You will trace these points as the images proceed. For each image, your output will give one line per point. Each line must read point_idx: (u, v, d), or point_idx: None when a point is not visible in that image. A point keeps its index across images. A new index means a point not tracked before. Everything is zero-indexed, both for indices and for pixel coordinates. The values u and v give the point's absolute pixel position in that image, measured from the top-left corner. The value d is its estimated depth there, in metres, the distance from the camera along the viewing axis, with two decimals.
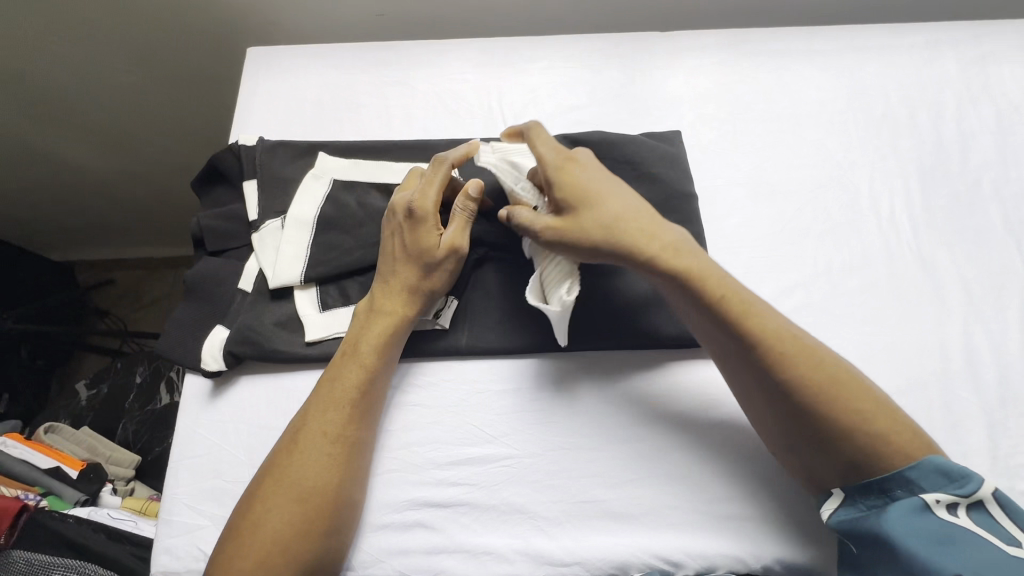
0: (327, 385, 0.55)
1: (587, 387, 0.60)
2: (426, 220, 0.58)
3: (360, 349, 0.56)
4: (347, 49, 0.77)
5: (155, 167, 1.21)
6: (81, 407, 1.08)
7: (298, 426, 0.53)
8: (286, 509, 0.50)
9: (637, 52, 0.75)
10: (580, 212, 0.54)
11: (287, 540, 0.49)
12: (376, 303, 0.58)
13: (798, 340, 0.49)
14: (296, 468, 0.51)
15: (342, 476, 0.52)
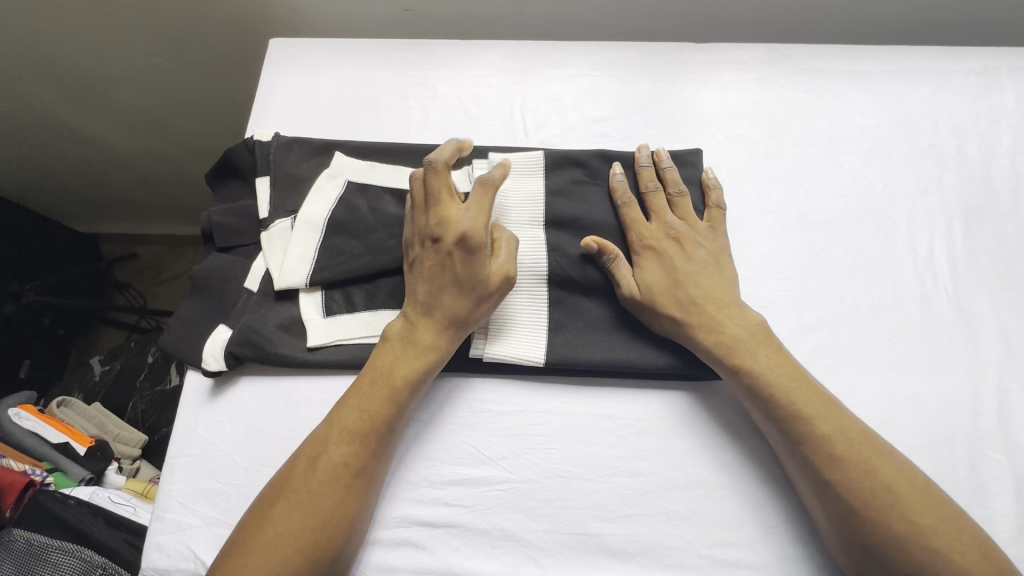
0: (350, 410, 0.53)
1: (589, 414, 0.58)
2: (479, 239, 0.55)
3: (393, 376, 0.54)
4: (370, 46, 0.75)
5: (177, 148, 1.21)
6: (94, 382, 1.10)
7: (319, 450, 0.52)
8: (296, 534, 0.49)
9: (669, 64, 0.71)
10: (676, 283, 0.56)
11: (292, 564, 0.48)
12: (413, 326, 0.56)
13: (863, 443, 0.49)
14: (312, 494, 0.50)
15: (353, 506, 0.51)
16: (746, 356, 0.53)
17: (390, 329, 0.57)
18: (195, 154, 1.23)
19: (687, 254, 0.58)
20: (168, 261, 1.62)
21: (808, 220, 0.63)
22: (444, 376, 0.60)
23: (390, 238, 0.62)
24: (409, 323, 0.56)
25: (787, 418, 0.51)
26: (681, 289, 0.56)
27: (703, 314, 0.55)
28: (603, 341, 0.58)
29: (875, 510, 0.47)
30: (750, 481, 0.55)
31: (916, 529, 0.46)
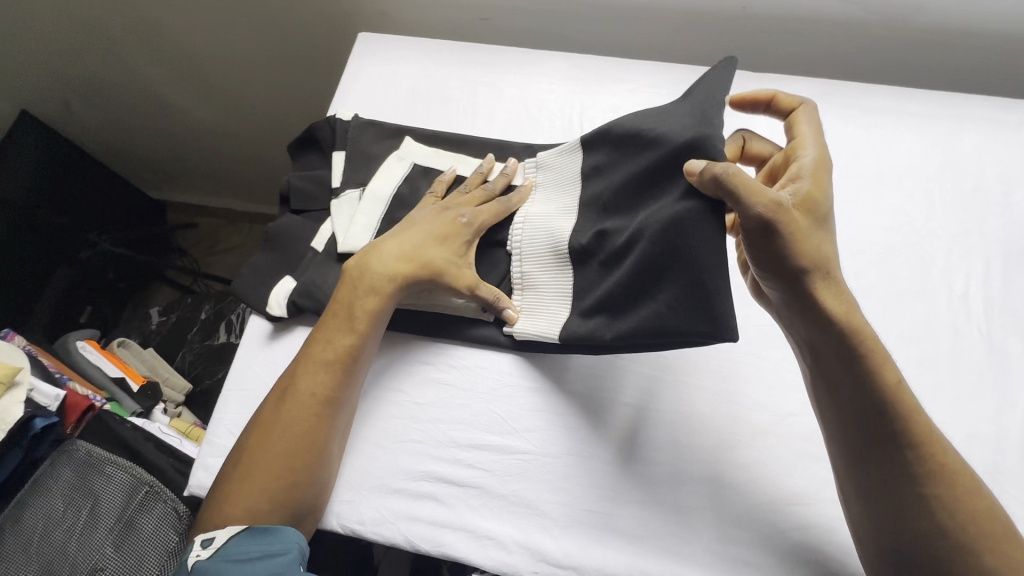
0: (319, 348, 0.59)
1: (613, 400, 0.61)
2: (454, 211, 0.64)
3: (349, 314, 0.59)
4: (448, 46, 0.82)
5: (251, 126, 1.31)
6: (151, 330, 1.19)
7: (288, 389, 0.57)
8: (274, 464, 0.54)
9: None
10: (819, 225, 0.47)
11: (271, 489, 0.54)
12: (373, 269, 0.60)
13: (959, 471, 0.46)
14: (287, 426, 0.55)
15: (321, 436, 0.56)
16: (855, 313, 0.46)
17: (348, 271, 0.62)
18: (263, 134, 1.33)
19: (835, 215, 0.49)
20: (225, 234, 1.73)
21: (845, 247, 0.65)
22: (481, 348, 0.64)
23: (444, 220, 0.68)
24: (369, 266, 0.60)
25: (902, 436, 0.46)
26: (817, 243, 0.45)
27: (835, 289, 0.46)
28: (608, 308, 0.55)
29: (910, 470, 0.46)
30: (763, 486, 0.57)
31: (948, 492, 0.45)
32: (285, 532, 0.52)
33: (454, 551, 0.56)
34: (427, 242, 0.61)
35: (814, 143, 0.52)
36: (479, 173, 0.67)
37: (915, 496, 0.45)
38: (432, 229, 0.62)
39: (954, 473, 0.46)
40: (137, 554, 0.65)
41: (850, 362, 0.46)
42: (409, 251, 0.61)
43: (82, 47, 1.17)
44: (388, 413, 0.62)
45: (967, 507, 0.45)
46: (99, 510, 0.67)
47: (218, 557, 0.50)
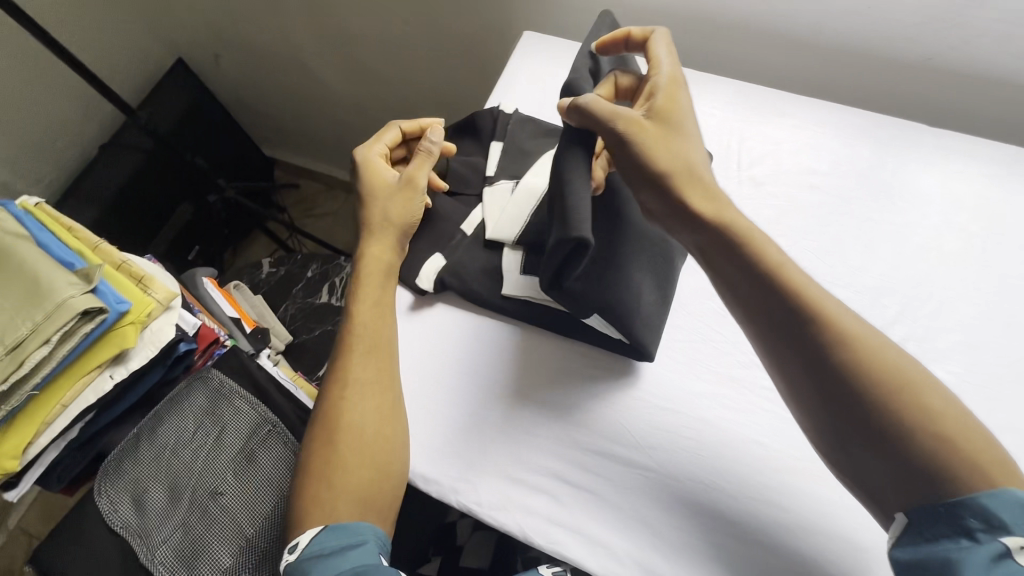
0: (364, 339, 0.62)
1: (744, 435, 0.60)
2: (370, 163, 0.70)
3: (378, 296, 0.65)
4: (611, 57, 0.83)
5: (379, 103, 1.37)
6: (260, 279, 1.26)
7: (324, 384, 0.61)
8: (352, 462, 0.55)
9: (897, 138, 0.73)
10: (670, 133, 0.56)
11: (351, 488, 0.54)
12: (376, 253, 0.67)
13: (885, 360, 0.46)
14: (353, 422, 0.57)
15: (386, 428, 0.58)
16: (724, 211, 0.53)
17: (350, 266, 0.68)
18: (386, 111, 1.39)
19: (693, 122, 0.58)
20: (323, 198, 1.83)
21: (1015, 323, 0.62)
22: (614, 358, 0.65)
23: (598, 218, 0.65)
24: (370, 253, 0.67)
25: (803, 324, 0.48)
26: (659, 148, 0.55)
27: (690, 184, 0.54)
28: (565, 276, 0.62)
29: (815, 341, 0.47)
30: None
31: (855, 361, 0.45)
32: (361, 525, 0.53)
33: (567, 552, 0.56)
34: (389, 202, 0.68)
35: (670, 61, 0.60)
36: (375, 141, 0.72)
37: (826, 366, 0.46)
38: (398, 185, 0.69)
39: (854, 337, 0.47)
40: (252, 487, 0.69)
41: (732, 253, 0.52)
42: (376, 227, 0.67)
43: (245, 10, 1.26)
44: (516, 404, 0.63)
45: (880, 375, 0.45)
46: (224, 439, 0.72)
47: (303, 555, 0.52)
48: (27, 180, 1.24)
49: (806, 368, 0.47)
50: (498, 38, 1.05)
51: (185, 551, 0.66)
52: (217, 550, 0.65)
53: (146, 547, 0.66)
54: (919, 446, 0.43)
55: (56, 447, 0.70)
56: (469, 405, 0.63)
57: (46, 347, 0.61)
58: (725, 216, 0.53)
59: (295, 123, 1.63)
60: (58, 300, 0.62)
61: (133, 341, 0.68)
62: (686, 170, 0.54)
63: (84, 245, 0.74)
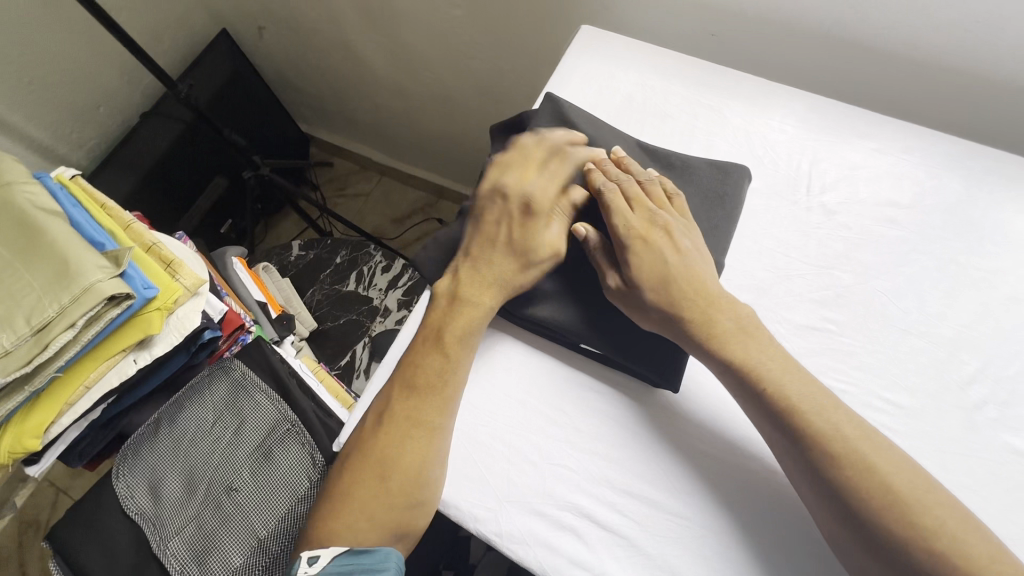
0: (417, 372, 0.57)
1: (792, 489, 0.55)
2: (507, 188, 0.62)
3: (442, 335, 0.58)
4: (675, 60, 0.77)
5: (422, 89, 1.34)
6: (289, 261, 1.24)
7: (384, 411, 0.57)
8: (380, 488, 0.54)
9: (993, 173, 0.65)
10: (669, 280, 0.56)
11: (374, 512, 0.53)
12: (464, 294, 0.59)
13: (870, 461, 0.46)
14: (386, 450, 0.54)
15: (418, 461, 0.54)
16: (715, 326, 0.54)
17: (438, 295, 0.61)
18: (428, 98, 1.36)
19: (686, 250, 0.58)
20: (355, 179, 1.83)
21: None
22: (652, 390, 0.61)
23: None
24: (458, 293, 0.60)
25: (783, 415, 0.49)
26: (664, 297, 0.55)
27: (687, 300, 0.55)
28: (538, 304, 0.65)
29: (804, 447, 0.48)
30: None
31: (848, 472, 0.46)
32: (383, 551, 0.52)
33: None
34: (504, 243, 0.60)
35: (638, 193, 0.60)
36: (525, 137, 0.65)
37: (816, 472, 0.47)
38: (518, 220, 0.60)
39: (835, 443, 0.47)
40: (268, 487, 0.67)
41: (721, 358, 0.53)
42: (488, 268, 0.60)
43: None
44: (546, 431, 0.59)
45: (865, 487, 0.45)
46: (243, 433, 0.70)
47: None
48: (69, 145, 1.24)
49: (800, 466, 0.48)
50: (551, 27, 0.99)
51: (197, 546, 0.64)
52: (229, 549, 0.64)
53: (159, 537, 0.65)
54: (900, 523, 0.43)
55: (78, 426, 0.68)
56: (496, 427, 0.59)
57: (71, 330, 0.60)
58: (714, 325, 0.54)
59: (333, 102, 1.60)
60: (84, 283, 0.60)
61: (158, 327, 0.66)
62: (669, 287, 0.55)
63: (114, 224, 0.73)
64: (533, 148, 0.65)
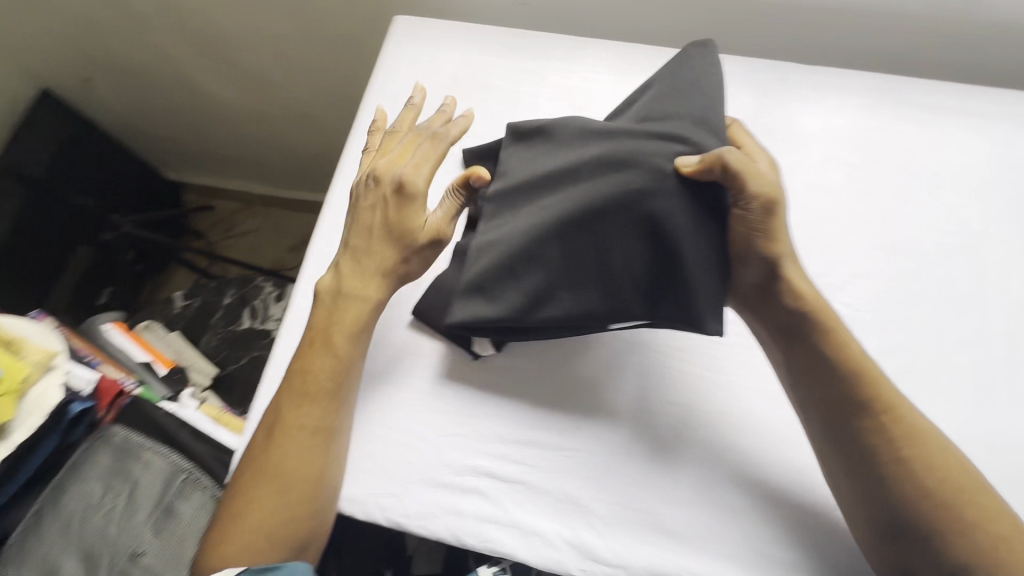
0: (304, 379, 0.57)
1: (659, 398, 0.61)
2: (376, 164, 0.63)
3: (331, 332, 0.59)
4: (490, 32, 0.80)
5: (277, 109, 1.30)
6: (174, 314, 1.17)
7: (275, 422, 0.57)
8: (272, 501, 0.54)
9: (777, 81, 0.73)
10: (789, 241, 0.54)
11: (271, 527, 0.54)
12: (349, 285, 0.60)
13: (930, 457, 0.49)
14: (275, 463, 0.55)
15: (315, 466, 0.55)
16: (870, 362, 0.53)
17: (321, 294, 0.61)
18: (285, 119, 1.33)
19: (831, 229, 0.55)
20: (241, 216, 1.71)
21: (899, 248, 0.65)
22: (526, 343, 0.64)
23: (606, 176, 0.53)
24: (342, 285, 0.60)
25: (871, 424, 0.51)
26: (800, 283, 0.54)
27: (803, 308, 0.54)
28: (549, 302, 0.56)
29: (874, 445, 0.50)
30: (816, 491, 0.57)
31: (927, 469, 0.49)
32: (292, 565, 0.53)
33: (501, 546, 0.55)
34: (378, 230, 0.60)
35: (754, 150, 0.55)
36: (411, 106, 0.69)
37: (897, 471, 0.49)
38: (382, 198, 0.60)
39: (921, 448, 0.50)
40: (177, 540, 0.65)
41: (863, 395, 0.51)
42: (364, 254, 0.60)
43: (107, 26, 1.16)
44: (431, 405, 0.61)
45: (945, 478, 0.49)
46: (139, 495, 0.67)
47: None
48: None
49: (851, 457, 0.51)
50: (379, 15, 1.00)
51: None
52: None
53: None
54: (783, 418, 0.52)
55: None
56: (384, 415, 0.61)
57: None
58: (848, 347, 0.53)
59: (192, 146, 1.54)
60: None
61: (8, 414, 0.63)
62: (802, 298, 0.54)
63: None
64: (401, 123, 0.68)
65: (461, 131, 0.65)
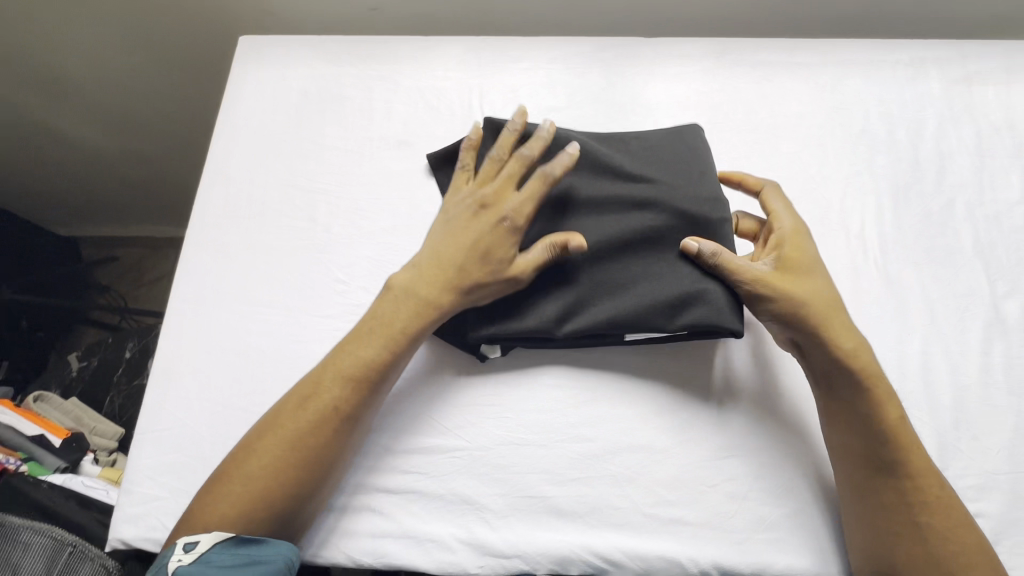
0: (344, 358, 0.54)
1: (540, 382, 0.60)
2: (493, 199, 0.58)
3: (395, 327, 0.55)
4: (336, 43, 0.79)
5: (154, 147, 1.24)
6: (71, 378, 1.10)
7: (311, 392, 0.53)
8: (269, 475, 0.50)
9: (621, 58, 0.75)
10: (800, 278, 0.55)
11: (261, 504, 0.49)
12: (418, 294, 0.56)
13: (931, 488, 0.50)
14: (298, 436, 0.51)
15: (334, 455, 0.52)
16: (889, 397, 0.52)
17: (392, 286, 0.57)
18: (165, 156, 1.26)
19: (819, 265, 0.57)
20: (151, 262, 1.55)
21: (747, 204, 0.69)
22: None
23: (632, 216, 0.59)
24: (415, 292, 0.56)
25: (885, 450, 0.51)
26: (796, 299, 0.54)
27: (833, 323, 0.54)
28: (537, 317, 0.57)
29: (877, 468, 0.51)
30: (701, 443, 0.57)
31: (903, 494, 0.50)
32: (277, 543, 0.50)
33: (397, 559, 0.55)
34: (467, 255, 0.56)
35: (789, 214, 0.59)
36: (513, 132, 0.61)
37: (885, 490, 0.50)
38: (476, 230, 0.57)
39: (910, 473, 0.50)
40: None
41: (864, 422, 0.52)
42: (437, 271, 0.56)
43: None
44: None
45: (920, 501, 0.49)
46: None
47: (202, 563, 0.47)
48: None
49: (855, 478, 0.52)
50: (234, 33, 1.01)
51: None
52: None
53: None
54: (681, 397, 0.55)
55: None
56: None
57: None
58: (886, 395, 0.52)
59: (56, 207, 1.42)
60: None
61: None
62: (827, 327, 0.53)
63: None
64: (535, 146, 0.60)
65: (566, 169, 0.59)
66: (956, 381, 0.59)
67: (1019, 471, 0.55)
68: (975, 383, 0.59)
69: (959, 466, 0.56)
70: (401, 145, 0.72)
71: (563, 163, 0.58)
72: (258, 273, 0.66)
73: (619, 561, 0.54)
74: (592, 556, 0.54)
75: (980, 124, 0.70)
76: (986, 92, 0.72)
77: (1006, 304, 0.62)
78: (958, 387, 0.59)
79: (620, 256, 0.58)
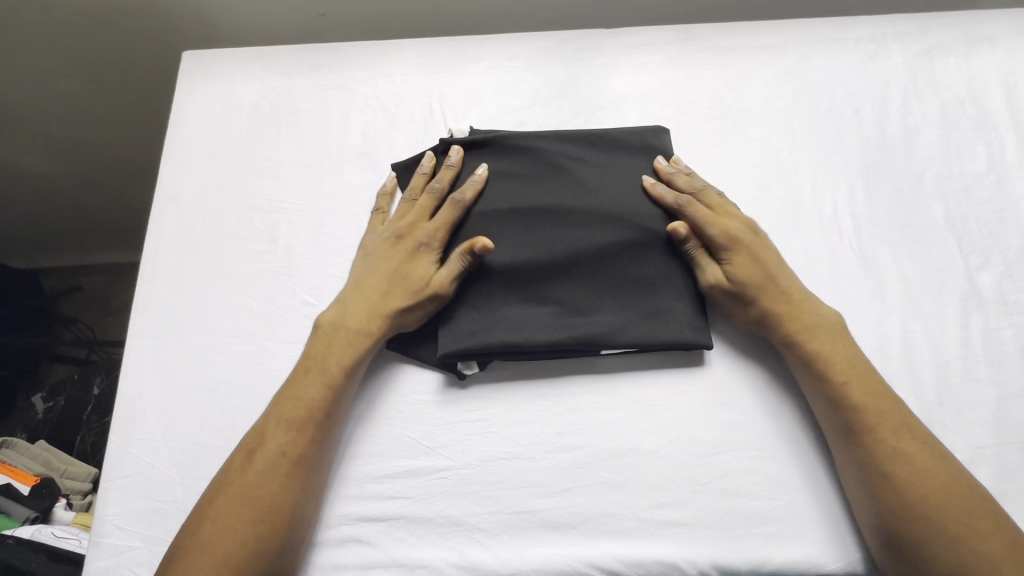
0: (286, 403, 0.54)
1: (524, 392, 0.58)
2: (405, 232, 0.60)
3: (331, 365, 0.55)
4: (286, 54, 0.75)
5: (105, 170, 1.17)
6: (37, 420, 1.05)
7: (257, 443, 0.52)
8: (228, 536, 0.48)
9: (583, 52, 0.73)
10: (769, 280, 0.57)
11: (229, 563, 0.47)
12: (347, 328, 0.57)
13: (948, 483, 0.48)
14: (250, 489, 0.50)
15: (297, 497, 0.51)
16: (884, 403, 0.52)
17: (324, 325, 0.58)
18: (118, 179, 1.20)
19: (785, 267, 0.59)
20: (117, 289, 1.46)
21: None
22: (376, 370, 0.60)
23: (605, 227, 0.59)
24: (344, 325, 0.57)
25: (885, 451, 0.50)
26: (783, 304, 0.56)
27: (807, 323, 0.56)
28: (509, 332, 0.56)
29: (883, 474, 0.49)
30: (691, 442, 0.56)
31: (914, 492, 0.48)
32: None
33: None
34: (392, 284, 0.58)
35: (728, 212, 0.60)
36: (423, 173, 0.64)
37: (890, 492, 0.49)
38: (395, 261, 0.59)
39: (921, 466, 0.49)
40: None
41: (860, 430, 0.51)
42: (363, 305, 0.58)
43: None
44: None
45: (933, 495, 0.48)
46: None
47: None
48: None
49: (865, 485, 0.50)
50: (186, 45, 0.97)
51: None
52: None
53: None
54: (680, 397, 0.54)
55: None
56: None
57: None
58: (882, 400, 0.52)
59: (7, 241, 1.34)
60: None
61: None
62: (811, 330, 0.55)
63: None
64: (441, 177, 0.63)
65: (475, 194, 0.61)
66: (936, 356, 0.59)
67: (1004, 443, 0.55)
68: (955, 357, 0.59)
69: (946, 443, 0.55)
70: (361, 156, 0.69)
71: (470, 187, 0.60)
72: (220, 301, 0.63)
73: (617, 570, 0.53)
74: (589, 568, 0.53)
75: (943, 97, 0.70)
76: (948, 63, 0.72)
77: (980, 276, 0.62)
78: (939, 362, 0.59)
79: (590, 268, 0.58)
